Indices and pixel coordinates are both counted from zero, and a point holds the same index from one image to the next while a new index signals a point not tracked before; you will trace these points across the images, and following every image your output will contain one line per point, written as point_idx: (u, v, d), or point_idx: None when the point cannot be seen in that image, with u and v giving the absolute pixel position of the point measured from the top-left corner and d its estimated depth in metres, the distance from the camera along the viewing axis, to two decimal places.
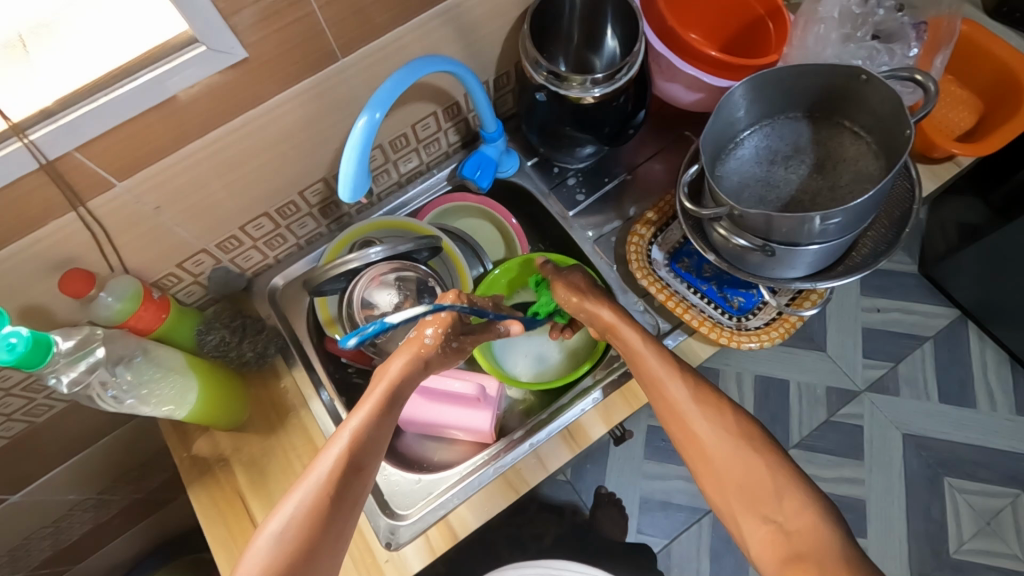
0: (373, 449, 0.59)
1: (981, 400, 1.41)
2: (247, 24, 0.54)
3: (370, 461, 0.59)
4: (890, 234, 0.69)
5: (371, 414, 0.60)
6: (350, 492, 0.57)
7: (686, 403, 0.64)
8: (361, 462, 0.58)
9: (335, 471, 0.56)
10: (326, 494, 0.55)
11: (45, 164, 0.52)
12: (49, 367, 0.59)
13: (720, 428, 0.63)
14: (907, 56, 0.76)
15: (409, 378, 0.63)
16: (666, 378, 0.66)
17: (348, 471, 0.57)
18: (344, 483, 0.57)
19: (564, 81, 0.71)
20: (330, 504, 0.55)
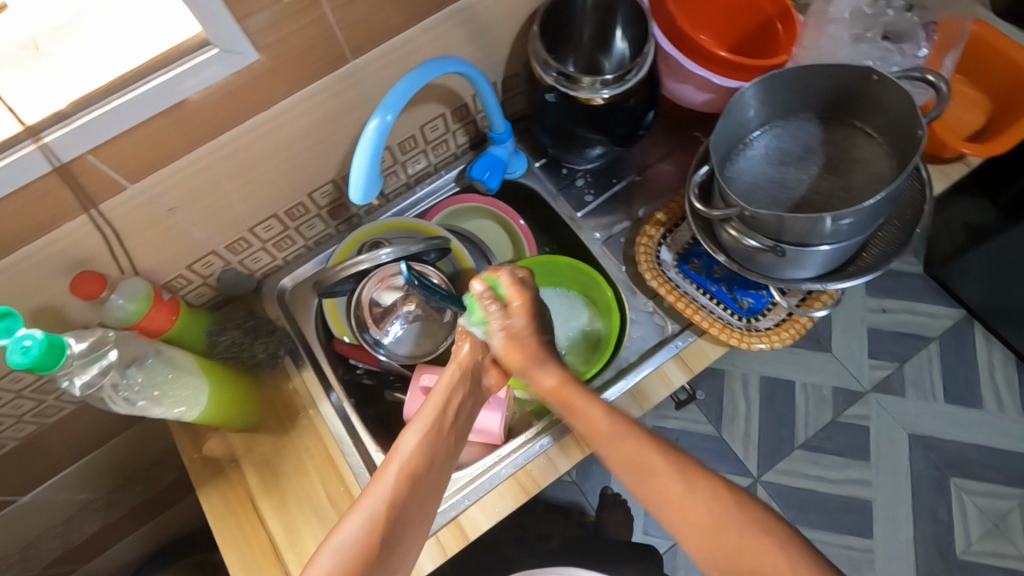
0: (430, 463, 0.62)
1: (988, 401, 1.40)
2: (260, 26, 0.55)
3: (427, 472, 0.61)
4: (901, 235, 0.69)
5: (425, 428, 0.63)
6: (412, 503, 0.59)
7: (644, 461, 0.59)
8: (418, 471, 0.60)
9: (395, 483, 0.59)
10: (386, 505, 0.57)
11: (59, 166, 0.52)
12: (63, 370, 0.59)
13: (690, 486, 0.57)
14: (919, 56, 0.76)
15: (457, 391, 0.67)
16: (616, 443, 0.60)
17: (408, 480, 0.59)
18: (404, 495, 0.59)
19: (575, 82, 0.71)
20: (393, 512, 0.57)
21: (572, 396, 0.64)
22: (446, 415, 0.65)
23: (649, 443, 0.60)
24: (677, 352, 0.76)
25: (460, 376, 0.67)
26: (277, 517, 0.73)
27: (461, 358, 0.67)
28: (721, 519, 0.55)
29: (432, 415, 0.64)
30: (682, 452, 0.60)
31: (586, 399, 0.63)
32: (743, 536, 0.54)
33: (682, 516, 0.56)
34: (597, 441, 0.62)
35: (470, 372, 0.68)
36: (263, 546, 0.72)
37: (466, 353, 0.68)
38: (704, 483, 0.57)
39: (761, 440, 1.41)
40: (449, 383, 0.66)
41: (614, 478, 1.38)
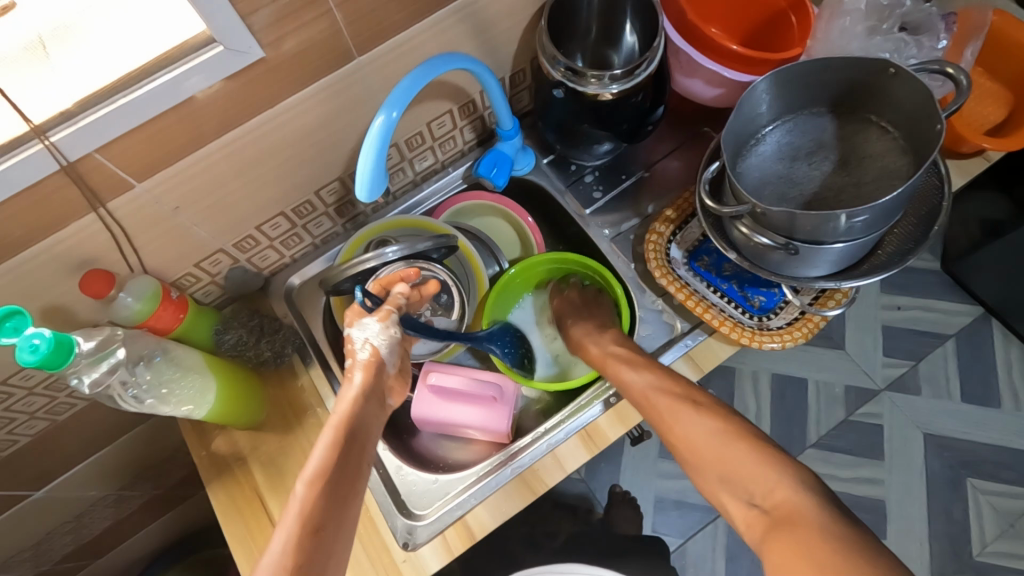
0: (332, 505, 0.55)
1: (1005, 400, 1.38)
2: (264, 23, 0.54)
3: (332, 518, 0.54)
4: (917, 231, 0.68)
5: (313, 476, 0.55)
6: (318, 556, 0.51)
7: (657, 398, 0.66)
8: (321, 521, 0.53)
9: (292, 539, 0.51)
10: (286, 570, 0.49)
11: (66, 165, 0.52)
12: (71, 368, 0.59)
13: (697, 416, 0.63)
14: (936, 48, 0.73)
15: (356, 419, 0.60)
16: (646, 390, 0.68)
17: (306, 538, 0.52)
18: (308, 550, 0.51)
19: (582, 78, 0.70)
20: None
21: (616, 366, 0.72)
22: (346, 449, 0.58)
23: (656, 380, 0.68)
24: (687, 351, 0.75)
25: (360, 402, 0.61)
26: (283, 517, 0.73)
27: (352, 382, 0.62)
28: (721, 443, 0.60)
29: (325, 457, 0.57)
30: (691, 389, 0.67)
31: (629, 364, 0.71)
32: (728, 450, 0.59)
33: (691, 446, 0.62)
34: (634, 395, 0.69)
35: (368, 395, 0.63)
36: (270, 543, 0.72)
37: (358, 380, 0.62)
38: (704, 412, 0.64)
39: (771, 438, 1.39)
40: (336, 422, 0.59)
41: (623, 476, 1.37)
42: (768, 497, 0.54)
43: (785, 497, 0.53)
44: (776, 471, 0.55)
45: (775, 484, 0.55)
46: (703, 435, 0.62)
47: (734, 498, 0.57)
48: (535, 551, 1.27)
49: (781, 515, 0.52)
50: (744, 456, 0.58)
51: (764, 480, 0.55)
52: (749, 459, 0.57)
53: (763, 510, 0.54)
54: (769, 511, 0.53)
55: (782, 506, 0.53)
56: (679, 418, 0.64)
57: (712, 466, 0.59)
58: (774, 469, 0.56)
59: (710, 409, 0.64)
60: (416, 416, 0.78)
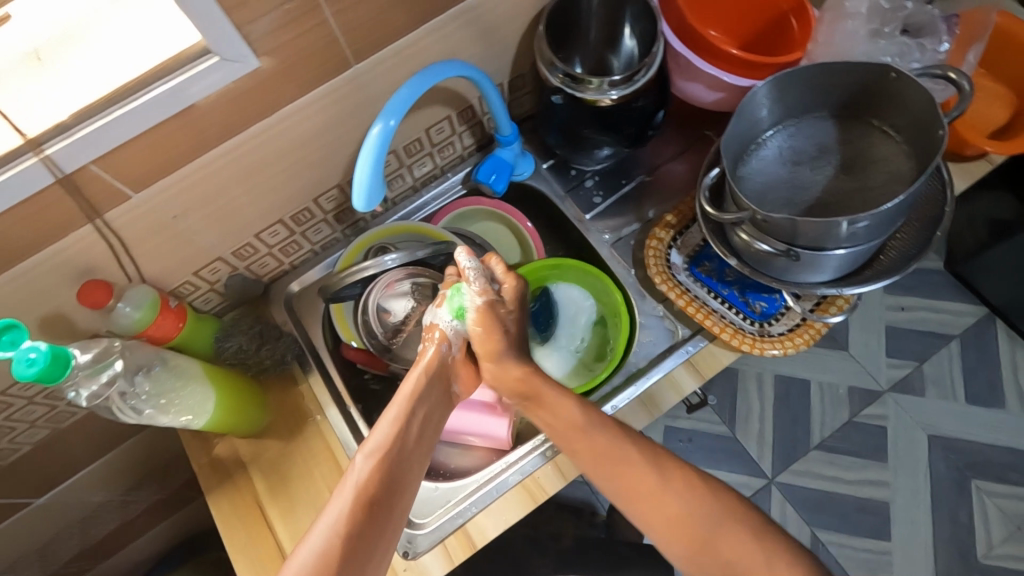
0: (389, 483, 0.57)
1: (1011, 401, 1.37)
2: (261, 32, 0.54)
3: (389, 496, 0.57)
4: (921, 236, 0.67)
5: (379, 454, 0.58)
6: (370, 529, 0.54)
7: (618, 447, 0.62)
8: (377, 497, 0.56)
9: (350, 509, 0.54)
10: (340, 538, 0.52)
11: (62, 177, 0.52)
12: (69, 381, 0.59)
13: (660, 472, 0.61)
14: (939, 51, 0.73)
15: (421, 400, 0.64)
16: (600, 437, 0.62)
17: (367, 508, 0.55)
18: (362, 522, 0.54)
19: (581, 84, 0.69)
20: (350, 546, 0.52)
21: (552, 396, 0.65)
22: (409, 429, 0.62)
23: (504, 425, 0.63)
24: (688, 357, 0.75)
25: (424, 382, 0.65)
26: (285, 524, 0.73)
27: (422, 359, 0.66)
28: (689, 506, 0.59)
29: (387, 434, 0.60)
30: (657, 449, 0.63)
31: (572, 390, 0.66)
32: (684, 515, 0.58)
33: (647, 504, 0.60)
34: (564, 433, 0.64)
35: (435, 376, 0.66)
36: (271, 552, 0.72)
37: (427, 357, 0.66)
38: (665, 472, 0.61)
39: (775, 440, 1.39)
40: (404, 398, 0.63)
41: None
42: (736, 558, 0.56)
43: (761, 575, 0.55)
44: (750, 537, 0.57)
45: (752, 553, 0.56)
46: (669, 494, 0.60)
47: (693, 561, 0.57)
48: None
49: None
50: (710, 518, 0.58)
51: (734, 541, 0.57)
52: (719, 523, 0.58)
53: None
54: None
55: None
56: (643, 474, 0.61)
57: (678, 525, 0.58)
58: (743, 532, 0.58)
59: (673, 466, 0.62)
60: None
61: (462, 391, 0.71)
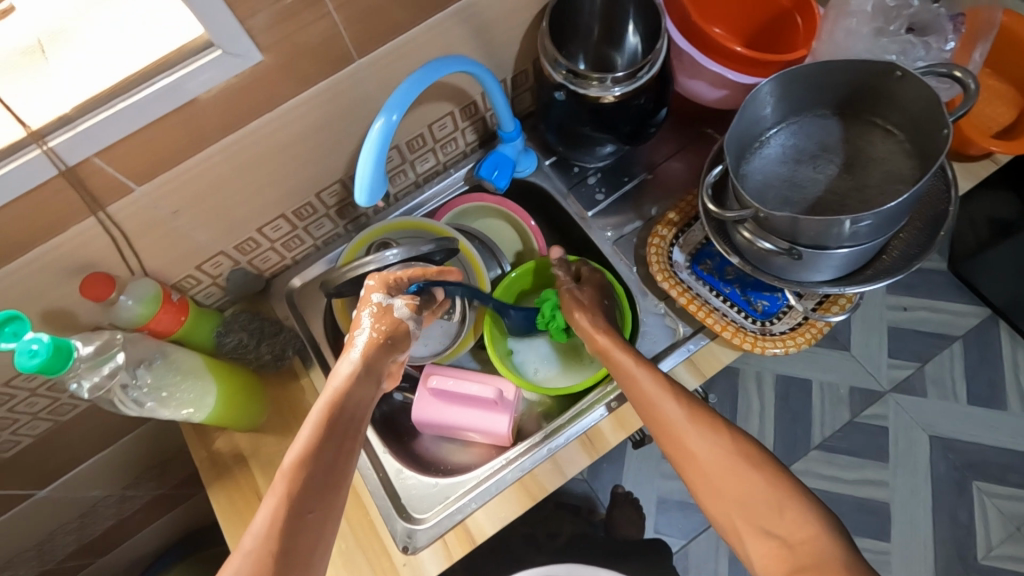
0: (310, 488, 0.54)
1: (1012, 402, 1.36)
2: (262, 27, 0.54)
3: (315, 504, 0.54)
4: (923, 237, 0.67)
5: (299, 461, 0.55)
6: (298, 541, 0.53)
7: (671, 410, 0.63)
8: (302, 505, 0.54)
9: (274, 524, 0.52)
10: (267, 552, 0.51)
11: (65, 170, 0.52)
12: (71, 372, 0.59)
13: (710, 435, 0.62)
14: (945, 49, 0.73)
15: (345, 402, 0.58)
16: (657, 400, 0.64)
17: (289, 518, 0.53)
18: (287, 531, 0.52)
19: (584, 80, 0.69)
20: (276, 558, 0.51)
21: (623, 361, 0.67)
22: (330, 433, 0.56)
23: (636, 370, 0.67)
24: (689, 355, 0.75)
25: (347, 385, 0.58)
26: None
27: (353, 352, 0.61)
28: (734, 470, 0.60)
29: (309, 439, 0.55)
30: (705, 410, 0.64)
31: (624, 345, 0.69)
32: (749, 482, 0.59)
33: (701, 467, 0.61)
34: (638, 398, 0.66)
35: (365, 372, 0.60)
36: None
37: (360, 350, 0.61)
38: (720, 437, 0.62)
39: (775, 440, 1.38)
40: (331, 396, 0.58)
41: (625, 477, 1.37)
42: (789, 529, 0.56)
43: (808, 534, 0.55)
44: (796, 506, 0.57)
45: (801, 519, 0.56)
46: (720, 458, 0.61)
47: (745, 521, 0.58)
48: None
49: (804, 551, 0.54)
50: (750, 478, 0.59)
51: (788, 513, 0.57)
52: (761, 485, 0.59)
53: (785, 543, 0.56)
54: (794, 547, 0.55)
55: (805, 544, 0.54)
56: (693, 437, 0.62)
57: (726, 491, 0.59)
58: (793, 505, 0.57)
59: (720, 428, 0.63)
60: (417, 419, 0.78)
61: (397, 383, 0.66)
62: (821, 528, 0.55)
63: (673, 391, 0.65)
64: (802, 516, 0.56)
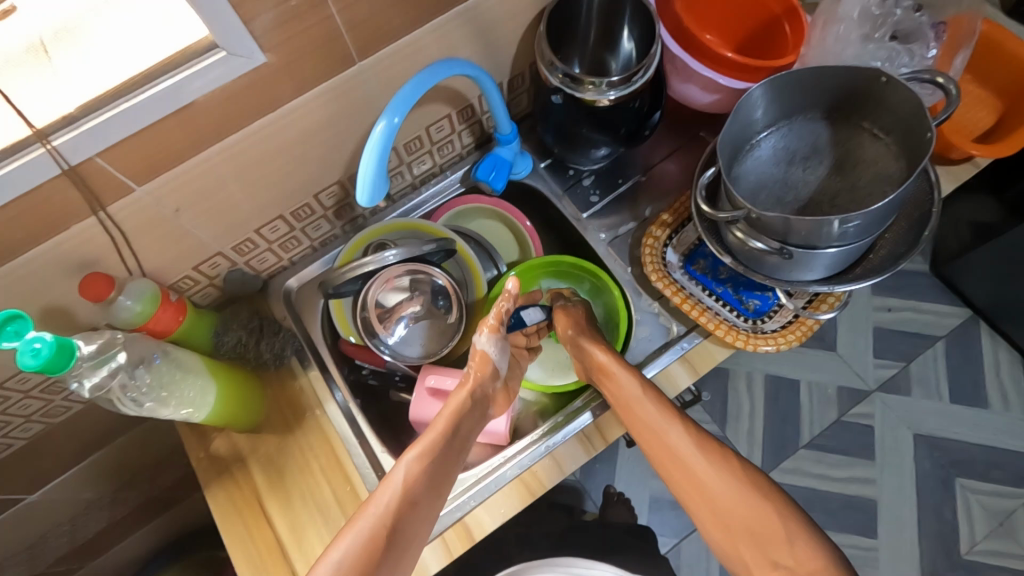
0: (428, 485, 0.62)
1: (994, 401, 1.40)
2: (267, 28, 0.55)
3: (424, 497, 0.62)
4: (909, 236, 0.69)
5: (420, 461, 0.63)
6: (406, 526, 0.60)
7: (643, 408, 0.66)
8: (416, 497, 0.61)
9: (393, 505, 0.60)
10: (385, 528, 0.59)
11: (67, 169, 0.52)
12: (71, 372, 0.59)
13: (687, 436, 0.66)
14: (927, 56, 0.75)
15: (462, 420, 0.68)
16: (633, 395, 0.67)
17: (404, 506, 0.60)
18: (402, 516, 0.60)
19: (580, 84, 0.71)
20: (387, 536, 0.58)
21: (614, 373, 0.68)
22: (449, 441, 0.66)
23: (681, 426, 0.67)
24: (683, 353, 0.76)
25: (467, 404, 0.68)
26: (283, 518, 0.74)
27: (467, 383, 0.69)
28: (747, 500, 0.62)
29: (433, 437, 0.65)
30: (707, 438, 0.67)
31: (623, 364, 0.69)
32: (755, 509, 0.61)
33: (693, 476, 0.64)
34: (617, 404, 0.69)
35: (475, 395, 0.69)
36: (269, 545, 0.73)
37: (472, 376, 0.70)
38: (724, 467, 0.64)
39: (764, 439, 1.40)
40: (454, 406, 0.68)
41: (618, 476, 1.38)
42: (798, 559, 0.58)
43: (819, 567, 0.58)
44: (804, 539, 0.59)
45: (805, 550, 0.59)
46: (689, 455, 0.65)
47: (753, 552, 0.61)
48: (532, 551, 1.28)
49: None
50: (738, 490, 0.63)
51: (798, 546, 0.59)
52: (769, 515, 0.61)
53: (790, 573, 0.58)
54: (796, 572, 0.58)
55: (813, 574, 0.57)
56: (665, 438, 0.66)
57: (713, 500, 0.63)
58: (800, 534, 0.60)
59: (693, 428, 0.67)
60: (415, 419, 0.78)
61: (496, 411, 0.74)
62: (828, 559, 0.58)
63: (680, 420, 0.67)
64: (811, 548, 0.58)
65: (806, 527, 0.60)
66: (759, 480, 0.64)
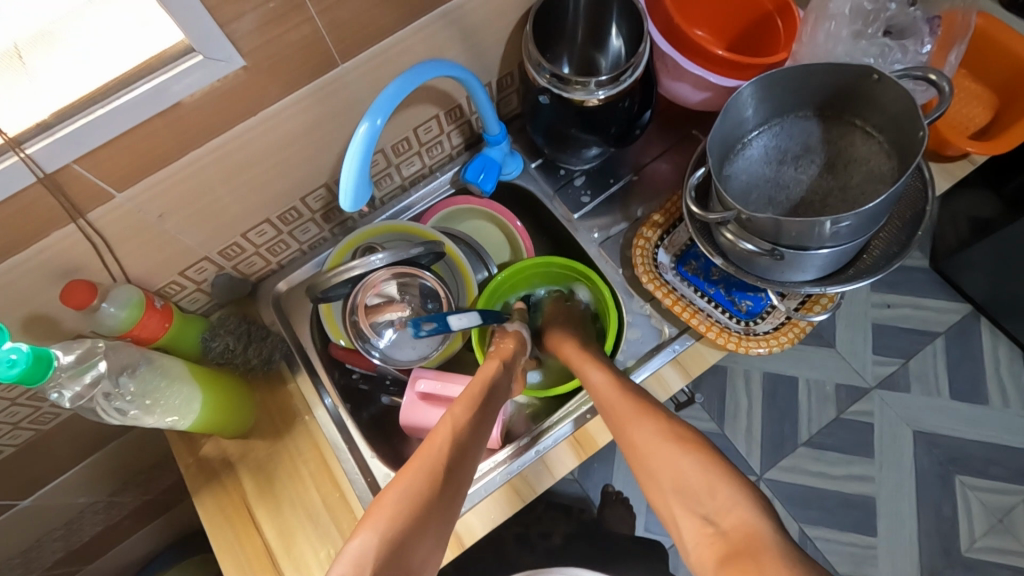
0: (476, 434, 0.62)
1: (993, 397, 1.39)
2: (245, 31, 0.54)
3: (473, 445, 0.61)
4: (902, 236, 0.68)
5: (466, 412, 0.63)
6: (461, 469, 0.58)
7: (613, 395, 0.66)
8: (466, 443, 0.60)
9: (446, 449, 0.58)
10: (443, 464, 0.57)
11: (43, 177, 0.52)
12: (52, 382, 0.59)
13: (649, 423, 0.62)
14: (921, 53, 0.74)
15: (500, 383, 0.68)
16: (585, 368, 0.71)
17: (458, 450, 0.59)
18: (456, 459, 0.58)
19: (568, 84, 0.70)
20: (443, 475, 0.56)
21: (590, 369, 0.70)
22: (490, 399, 0.66)
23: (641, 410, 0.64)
24: (675, 356, 0.75)
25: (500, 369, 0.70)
26: (272, 524, 0.73)
27: (496, 355, 0.73)
28: (675, 456, 0.58)
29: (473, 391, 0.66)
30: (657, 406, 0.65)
31: (594, 363, 0.70)
32: (686, 468, 0.57)
33: (640, 452, 0.61)
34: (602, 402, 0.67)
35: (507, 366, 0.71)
36: (258, 551, 0.72)
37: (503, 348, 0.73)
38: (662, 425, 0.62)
39: (762, 437, 1.40)
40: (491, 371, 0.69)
41: (616, 475, 1.38)
42: (720, 514, 0.52)
43: (740, 518, 0.51)
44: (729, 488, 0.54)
45: (733, 503, 0.52)
46: (656, 443, 0.60)
47: (685, 512, 0.55)
48: (530, 551, 1.27)
49: (735, 534, 0.50)
50: (679, 460, 0.58)
51: (721, 497, 0.53)
52: (703, 473, 0.56)
53: (718, 530, 0.52)
54: (726, 532, 0.51)
55: (738, 529, 0.50)
56: (631, 425, 0.63)
57: (663, 477, 0.58)
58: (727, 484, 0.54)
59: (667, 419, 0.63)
60: (405, 423, 0.77)
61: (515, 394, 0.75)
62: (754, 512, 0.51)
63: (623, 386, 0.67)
64: (741, 501, 0.52)
65: (733, 479, 0.54)
66: (697, 440, 0.59)
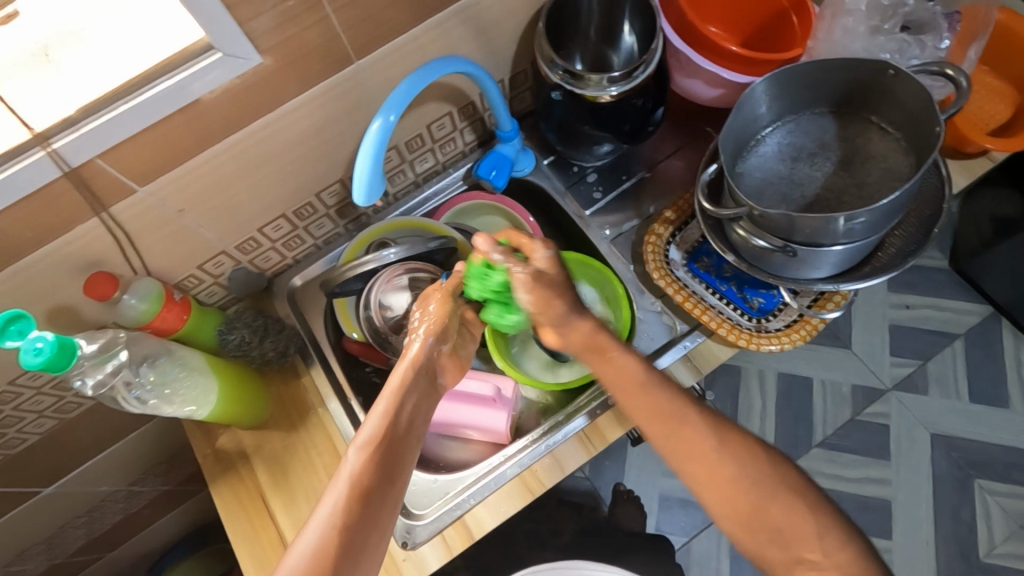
0: (380, 475, 0.56)
1: (1015, 400, 1.36)
2: (264, 28, 0.55)
3: (382, 486, 0.56)
4: (919, 234, 0.67)
5: (367, 450, 0.57)
6: (363, 522, 0.53)
7: (704, 436, 0.58)
8: (370, 488, 0.55)
9: (343, 505, 0.54)
10: (337, 529, 0.52)
11: (68, 171, 0.53)
12: (76, 370, 0.62)
13: (736, 457, 0.57)
14: (940, 48, 0.72)
15: (411, 391, 0.62)
16: (668, 411, 0.59)
17: (357, 501, 0.54)
18: (355, 514, 0.53)
19: (580, 80, 0.70)
20: (342, 542, 0.52)
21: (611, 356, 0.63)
22: (394, 422, 0.60)
23: (691, 408, 0.59)
24: (685, 353, 0.76)
25: (411, 375, 0.63)
26: (286, 514, 0.75)
27: (411, 354, 0.64)
28: (764, 492, 0.56)
29: (377, 424, 0.59)
30: (720, 419, 0.59)
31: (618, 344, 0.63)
32: (785, 508, 0.55)
33: (727, 489, 0.56)
34: (621, 391, 0.62)
35: (421, 368, 0.64)
36: (272, 541, 0.74)
37: (417, 347, 0.64)
38: (746, 456, 0.57)
39: (777, 438, 1.39)
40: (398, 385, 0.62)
41: (628, 474, 1.37)
42: (826, 555, 0.54)
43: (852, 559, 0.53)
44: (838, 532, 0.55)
45: (836, 545, 0.54)
46: (736, 477, 0.56)
47: (777, 550, 0.55)
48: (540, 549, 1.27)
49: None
50: (774, 499, 0.56)
51: (830, 538, 0.55)
52: (806, 518, 0.55)
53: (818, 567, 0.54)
54: (828, 570, 0.53)
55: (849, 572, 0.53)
56: (716, 459, 0.57)
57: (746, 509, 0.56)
58: (834, 530, 0.55)
59: (739, 442, 0.58)
60: None
61: (450, 382, 0.69)
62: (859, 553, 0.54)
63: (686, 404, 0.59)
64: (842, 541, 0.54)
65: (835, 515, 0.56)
66: (778, 467, 0.57)
